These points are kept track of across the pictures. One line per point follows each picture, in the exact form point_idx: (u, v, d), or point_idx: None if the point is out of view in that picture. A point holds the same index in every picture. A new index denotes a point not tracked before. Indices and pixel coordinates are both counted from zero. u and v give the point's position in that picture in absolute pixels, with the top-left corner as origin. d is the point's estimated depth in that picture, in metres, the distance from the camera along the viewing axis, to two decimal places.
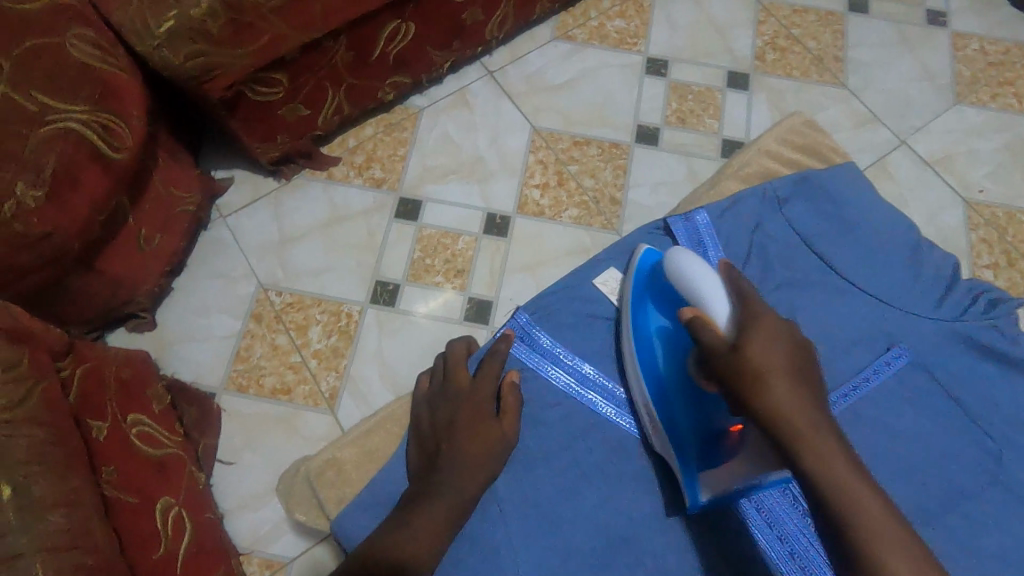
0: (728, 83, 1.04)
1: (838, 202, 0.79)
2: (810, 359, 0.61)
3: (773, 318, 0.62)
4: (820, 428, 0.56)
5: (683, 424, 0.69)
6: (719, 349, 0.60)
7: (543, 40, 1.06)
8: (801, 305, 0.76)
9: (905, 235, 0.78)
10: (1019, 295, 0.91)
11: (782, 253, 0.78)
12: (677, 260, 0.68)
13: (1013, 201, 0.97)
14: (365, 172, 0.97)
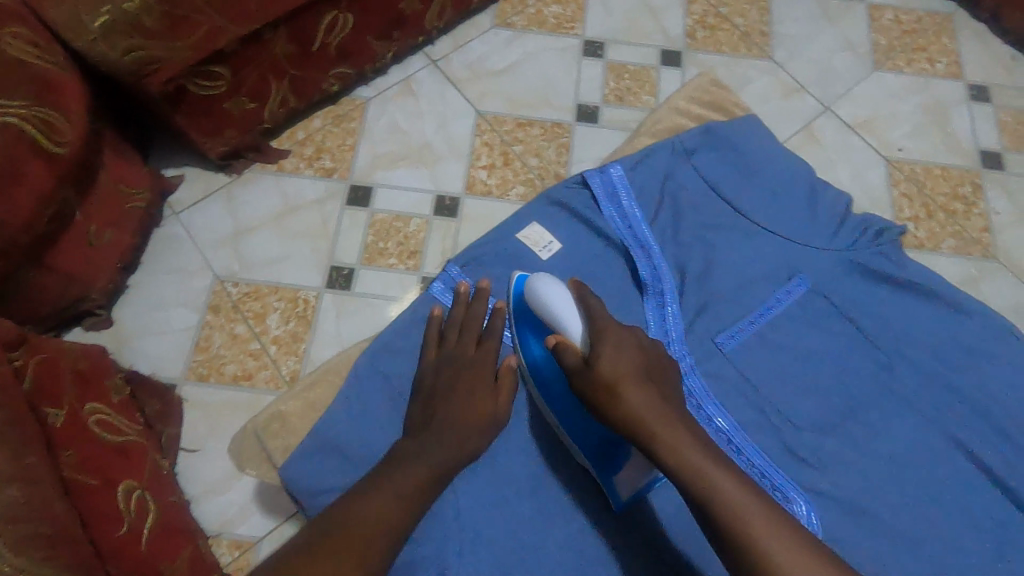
0: (663, 61, 1.09)
1: (740, 149, 0.85)
2: (661, 361, 0.69)
3: (623, 331, 0.69)
4: (671, 423, 0.63)
5: (585, 433, 0.74)
6: (578, 368, 0.68)
7: (484, 28, 1.10)
8: (710, 245, 0.80)
9: (801, 176, 0.83)
10: (939, 244, 0.97)
11: (694, 200, 0.82)
12: (529, 292, 0.74)
13: (931, 158, 1.03)
14: (315, 163, 0.99)
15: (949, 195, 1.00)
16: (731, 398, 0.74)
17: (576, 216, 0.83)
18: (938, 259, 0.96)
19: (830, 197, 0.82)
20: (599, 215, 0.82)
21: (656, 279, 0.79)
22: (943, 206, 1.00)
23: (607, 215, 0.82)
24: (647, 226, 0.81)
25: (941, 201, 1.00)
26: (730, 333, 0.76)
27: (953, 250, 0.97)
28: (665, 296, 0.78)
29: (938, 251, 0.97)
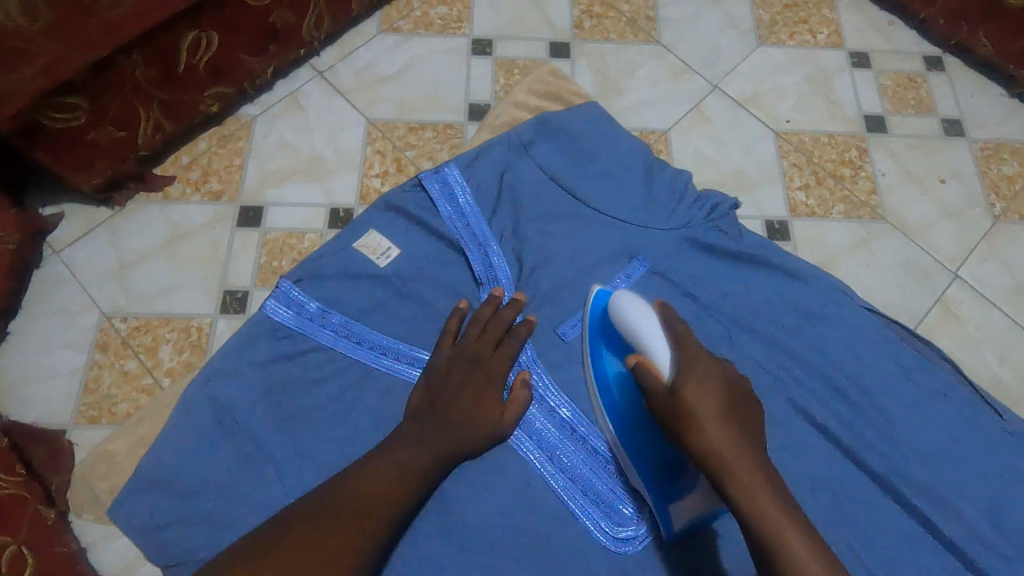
0: (551, 53, 1.09)
1: (576, 134, 0.80)
2: (749, 400, 0.63)
3: (709, 358, 0.64)
4: (748, 464, 0.58)
5: (652, 456, 0.68)
6: (659, 392, 0.62)
7: (370, 35, 1.08)
8: (553, 233, 0.77)
9: (638, 156, 0.80)
10: (830, 209, 1.00)
11: (534, 192, 0.78)
12: (618, 301, 0.69)
13: (818, 127, 1.05)
14: (202, 187, 0.96)
15: (836, 161, 1.03)
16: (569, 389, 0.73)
17: (411, 215, 0.76)
18: (830, 225, 0.99)
19: (670, 176, 0.79)
20: (435, 214, 0.75)
21: (494, 272, 0.75)
22: (831, 173, 1.02)
23: (443, 212, 0.75)
24: (485, 220, 0.76)
25: (829, 167, 1.02)
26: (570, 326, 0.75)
27: (843, 215, 0.99)
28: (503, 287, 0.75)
29: (828, 217, 0.99)
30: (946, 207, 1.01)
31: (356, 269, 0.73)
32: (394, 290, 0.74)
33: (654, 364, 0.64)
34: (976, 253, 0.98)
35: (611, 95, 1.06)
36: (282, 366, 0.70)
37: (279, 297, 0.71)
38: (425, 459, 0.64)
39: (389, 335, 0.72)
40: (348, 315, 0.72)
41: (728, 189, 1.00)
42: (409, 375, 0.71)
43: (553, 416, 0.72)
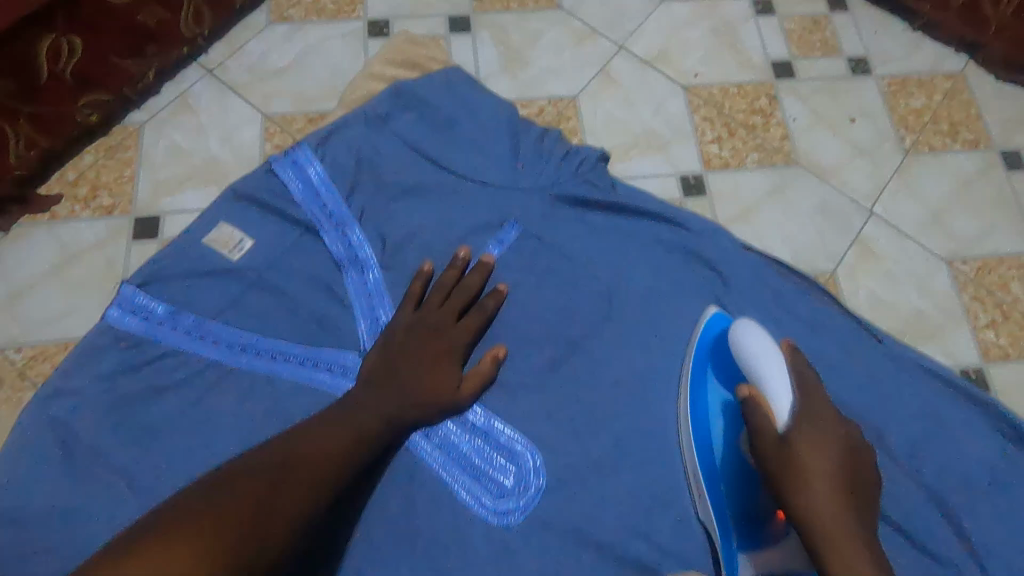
0: (451, 29, 1.05)
1: (434, 103, 0.76)
2: (871, 475, 0.58)
3: (833, 420, 0.59)
4: (853, 534, 0.53)
5: (739, 500, 0.64)
6: (767, 439, 0.58)
7: (260, 27, 1.03)
8: (424, 209, 0.72)
9: (504, 119, 0.76)
10: (744, 159, 0.99)
11: (402, 170, 0.73)
12: (739, 334, 0.63)
13: (726, 78, 1.04)
14: (91, 202, 0.91)
15: (747, 111, 1.02)
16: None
17: (267, 209, 0.71)
18: (746, 174, 0.98)
19: (537, 136, 0.77)
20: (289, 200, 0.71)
21: (352, 251, 0.70)
22: (743, 123, 1.01)
23: (296, 195, 0.71)
24: (341, 198, 0.71)
25: (740, 118, 1.01)
26: None
27: (757, 163, 0.99)
28: (366, 263, 0.70)
29: (742, 167, 0.98)
30: (857, 146, 1.01)
31: (206, 268, 0.69)
32: (250, 284, 0.69)
33: (768, 409, 0.59)
34: (889, 188, 0.98)
35: (516, 65, 1.04)
36: (129, 378, 0.65)
37: (122, 303, 0.67)
38: (372, 431, 0.59)
39: (244, 331, 0.67)
40: (201, 315, 0.68)
41: (641, 150, 0.99)
42: (268, 368, 0.66)
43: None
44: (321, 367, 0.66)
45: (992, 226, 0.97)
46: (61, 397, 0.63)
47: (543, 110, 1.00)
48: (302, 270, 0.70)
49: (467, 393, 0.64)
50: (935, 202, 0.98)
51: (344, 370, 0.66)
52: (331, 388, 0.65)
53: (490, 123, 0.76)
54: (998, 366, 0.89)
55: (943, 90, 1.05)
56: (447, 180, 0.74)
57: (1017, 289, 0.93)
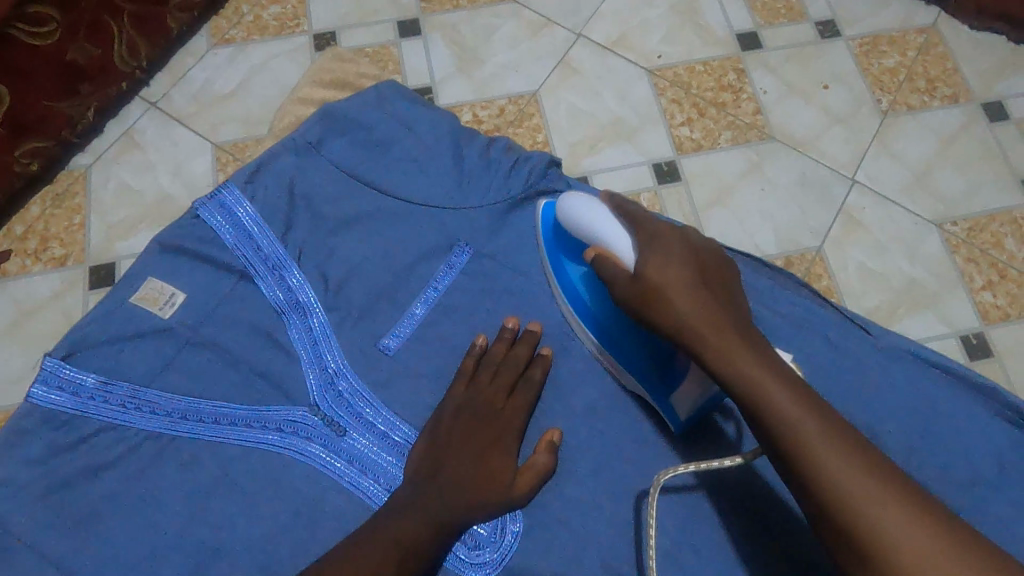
0: (401, 34, 1.01)
1: (367, 124, 0.72)
2: (720, 267, 0.60)
3: (669, 232, 0.61)
4: (725, 326, 0.55)
5: (639, 355, 0.64)
6: (620, 278, 0.59)
7: (201, 52, 0.99)
8: (377, 236, 0.69)
9: (444, 131, 0.72)
10: (717, 139, 0.95)
11: (354, 194, 0.70)
12: (567, 207, 0.64)
13: (691, 56, 1.00)
14: (42, 255, 0.87)
15: (715, 88, 0.98)
16: (405, 406, 0.65)
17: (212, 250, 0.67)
18: (720, 154, 0.94)
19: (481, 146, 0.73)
20: (221, 248, 0.67)
21: (292, 296, 0.66)
22: (713, 101, 0.97)
23: (226, 241, 0.67)
24: (276, 241, 0.67)
25: (709, 96, 0.97)
26: (395, 336, 0.67)
27: (731, 142, 0.95)
28: (308, 309, 0.66)
29: (715, 148, 0.94)
30: (832, 113, 0.97)
31: (137, 330, 0.65)
32: (186, 342, 0.65)
33: (614, 257, 0.60)
34: (869, 153, 0.94)
35: (472, 64, 0.99)
36: (72, 451, 0.61)
37: (47, 378, 0.62)
38: (420, 540, 0.55)
39: (184, 394, 0.64)
40: (135, 381, 0.64)
41: (609, 140, 0.95)
42: (213, 433, 0.63)
43: (385, 441, 0.63)
44: (272, 426, 0.63)
45: (980, 182, 0.93)
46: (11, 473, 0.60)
47: (503, 110, 0.96)
48: (249, 315, 0.66)
49: (522, 489, 0.59)
50: (919, 163, 0.94)
51: (294, 428, 0.63)
52: (281, 449, 0.62)
53: (429, 137, 0.72)
54: (999, 327, 0.86)
55: (916, 45, 1.01)
56: (388, 206, 0.70)
57: (1011, 245, 0.90)
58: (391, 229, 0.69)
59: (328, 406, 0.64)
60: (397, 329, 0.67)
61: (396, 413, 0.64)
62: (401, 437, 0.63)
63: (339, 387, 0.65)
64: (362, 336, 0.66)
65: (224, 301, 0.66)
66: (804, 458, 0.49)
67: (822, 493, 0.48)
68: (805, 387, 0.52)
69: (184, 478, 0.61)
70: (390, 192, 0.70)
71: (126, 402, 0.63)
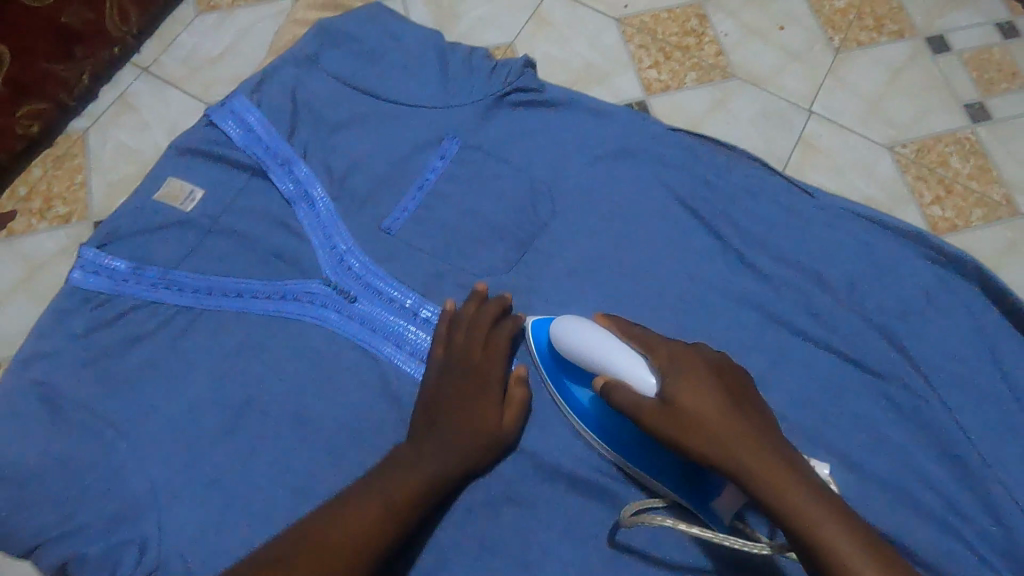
0: None
1: (357, 36, 0.77)
2: (741, 381, 0.58)
3: (682, 349, 0.59)
4: (766, 460, 0.52)
5: (670, 470, 0.62)
6: (643, 409, 0.56)
7: (188, 19, 1.03)
8: (371, 157, 0.73)
9: (429, 42, 0.77)
10: (683, 80, 1.01)
11: (346, 122, 0.74)
12: (565, 337, 0.62)
13: (656, 4, 1.06)
14: (47, 214, 0.91)
15: (679, 34, 1.04)
16: (409, 278, 0.69)
17: (224, 162, 0.72)
18: (686, 93, 1.01)
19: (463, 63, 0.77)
20: (233, 148, 0.72)
21: (301, 187, 0.71)
22: (677, 45, 1.03)
23: (237, 141, 0.72)
24: (283, 138, 0.73)
25: (674, 41, 1.04)
26: (393, 218, 0.71)
27: (696, 82, 1.01)
28: (315, 197, 0.71)
29: (682, 88, 1.01)
30: (789, 51, 1.04)
31: (161, 222, 0.70)
32: (208, 230, 0.70)
33: (628, 385, 0.58)
34: (825, 86, 1.01)
35: (449, 21, 1.05)
36: (99, 356, 0.66)
37: (85, 263, 0.68)
38: (417, 476, 0.58)
39: (208, 274, 0.69)
40: (164, 265, 0.69)
41: (583, 85, 1.01)
42: (237, 304, 0.68)
43: (396, 307, 0.68)
44: (292, 297, 0.68)
45: (928, 107, 1.01)
46: (41, 389, 0.65)
47: None
48: (262, 208, 0.71)
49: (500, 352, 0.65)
50: (870, 93, 1.01)
51: (310, 299, 0.68)
52: (301, 316, 0.68)
53: (414, 46, 0.77)
54: (948, 237, 0.93)
55: None
56: (380, 110, 0.75)
57: (956, 163, 0.97)
58: (382, 150, 0.74)
59: (341, 279, 0.69)
60: (396, 211, 0.71)
61: (401, 283, 0.69)
62: (412, 303, 0.69)
63: (349, 263, 0.69)
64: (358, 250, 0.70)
65: (234, 219, 0.71)
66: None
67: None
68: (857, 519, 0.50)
69: (212, 363, 0.66)
70: (378, 117, 0.75)
71: (157, 283, 0.69)
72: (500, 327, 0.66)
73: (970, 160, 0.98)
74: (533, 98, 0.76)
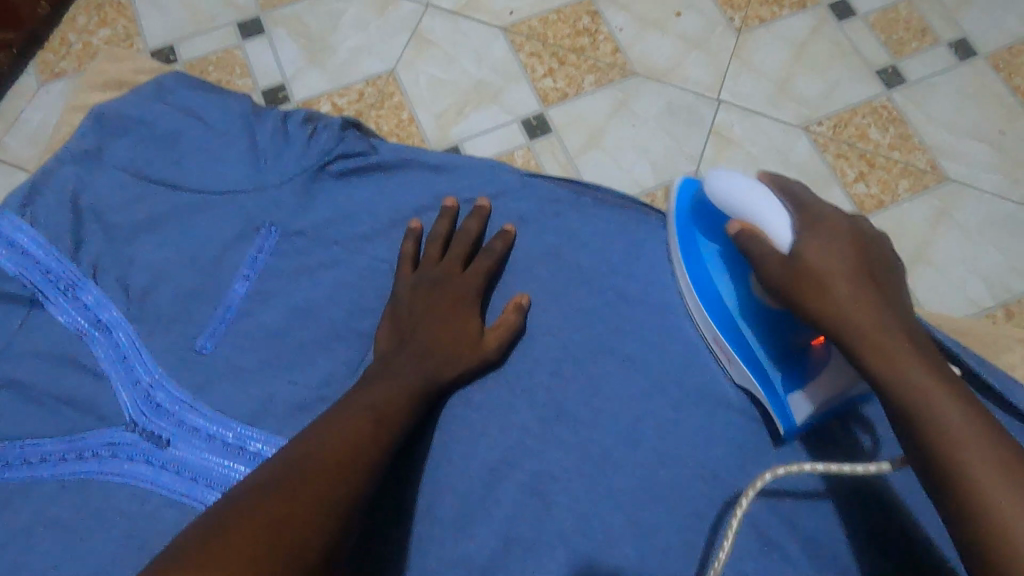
0: (244, 35, 0.97)
1: (156, 119, 0.70)
2: (891, 262, 0.56)
3: (839, 216, 0.57)
4: (890, 336, 0.51)
5: (762, 356, 0.61)
6: (768, 261, 0.56)
7: (31, 92, 0.93)
8: (204, 265, 0.66)
9: (241, 116, 0.71)
10: (581, 86, 0.94)
11: (185, 212, 0.68)
12: (711, 183, 0.61)
13: (543, 7, 0.99)
14: None
15: (572, 35, 0.97)
16: (236, 403, 0.62)
17: (2, 296, 0.64)
18: (584, 101, 0.94)
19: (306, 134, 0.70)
20: (9, 279, 0.64)
21: (91, 315, 0.63)
22: (571, 48, 0.96)
23: (8, 270, 0.64)
24: (63, 259, 0.64)
25: (567, 44, 0.97)
26: (208, 335, 0.64)
27: (595, 85, 0.94)
28: (111, 325, 0.63)
29: (580, 94, 0.94)
30: (689, 39, 0.97)
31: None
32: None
33: (763, 233, 0.57)
34: (729, 72, 0.95)
35: (323, 54, 0.96)
36: None
37: None
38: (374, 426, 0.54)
39: None
40: None
41: (475, 105, 0.93)
42: (26, 474, 0.60)
43: (215, 443, 0.60)
44: (92, 452, 0.60)
45: (838, 79, 0.95)
46: None
47: (362, 94, 0.94)
48: (48, 344, 0.63)
49: (491, 345, 0.63)
50: (778, 73, 0.95)
51: (113, 450, 0.60)
52: (103, 474, 0.60)
53: (225, 122, 0.70)
54: (875, 216, 0.88)
55: None
56: (203, 205, 0.68)
57: (876, 134, 0.92)
58: (236, 230, 0.67)
59: (149, 420, 0.61)
60: (211, 328, 0.64)
61: (224, 412, 0.61)
62: (235, 436, 0.60)
63: (157, 398, 0.62)
64: (209, 357, 0.63)
65: (27, 365, 0.63)
66: (963, 490, 0.45)
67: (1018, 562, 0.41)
68: (998, 435, 0.46)
69: (11, 539, 0.58)
70: (209, 212, 0.67)
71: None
72: (485, 250, 0.68)
73: (889, 130, 0.93)
74: (360, 161, 0.71)
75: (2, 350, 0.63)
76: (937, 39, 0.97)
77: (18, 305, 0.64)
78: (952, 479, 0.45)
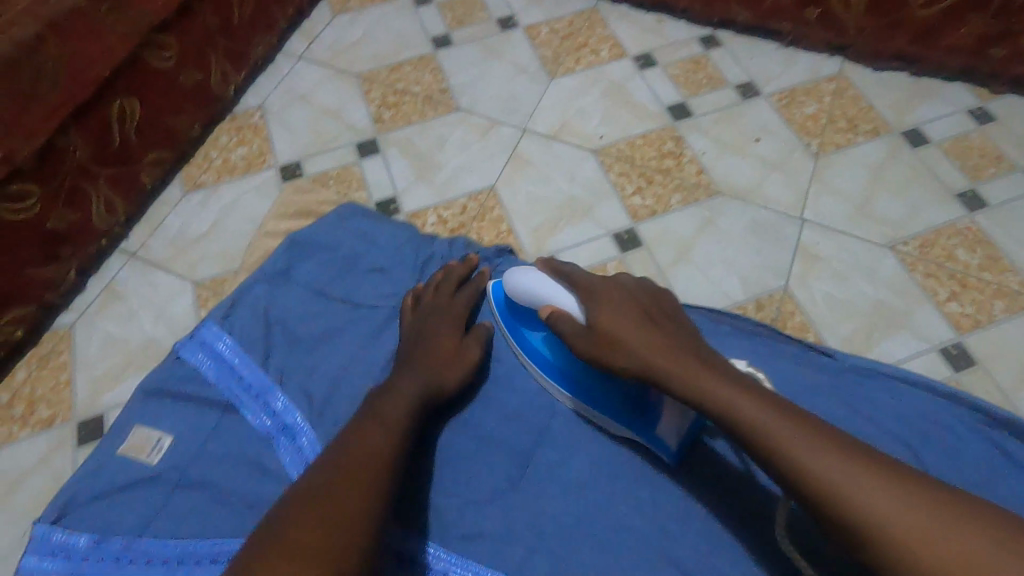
0: (361, 154, 1.09)
1: (332, 245, 0.84)
2: (661, 306, 0.65)
3: (607, 283, 0.67)
4: (683, 360, 0.57)
5: (615, 407, 0.69)
6: (578, 330, 0.64)
7: (175, 201, 1.05)
8: (371, 373, 0.75)
9: (403, 243, 0.85)
10: (669, 203, 1.01)
11: (354, 324, 0.79)
12: (509, 282, 0.71)
13: (628, 133, 1.08)
14: (30, 419, 0.87)
15: (658, 157, 1.05)
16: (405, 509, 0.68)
17: (200, 400, 0.73)
18: (672, 216, 1.00)
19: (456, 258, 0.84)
20: (208, 385, 0.74)
21: (278, 419, 0.72)
22: (657, 168, 1.04)
23: (210, 377, 0.74)
24: (257, 369, 0.75)
25: (654, 164, 1.04)
26: None
27: (682, 203, 1.01)
28: (295, 429, 0.71)
29: (669, 210, 1.00)
30: (768, 162, 1.04)
31: (124, 478, 0.69)
32: (177, 482, 0.69)
33: (563, 312, 0.65)
34: (811, 193, 1.00)
35: (430, 171, 1.06)
36: None
37: (42, 546, 0.65)
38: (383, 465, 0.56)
39: (176, 538, 0.66)
40: (128, 533, 0.67)
41: (569, 220, 1.00)
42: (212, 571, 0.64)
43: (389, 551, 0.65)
44: None
45: (919, 201, 0.99)
46: None
47: (465, 207, 1.02)
48: (234, 446, 0.71)
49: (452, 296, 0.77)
50: (857, 194, 1.00)
51: None
52: None
53: (391, 249, 0.84)
54: (974, 336, 0.88)
55: (830, 92, 1.11)
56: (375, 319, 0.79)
57: (964, 255, 0.94)
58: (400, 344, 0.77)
59: None
60: None
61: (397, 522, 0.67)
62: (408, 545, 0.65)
63: None
64: None
65: (206, 465, 0.70)
66: (816, 494, 0.46)
67: (845, 516, 0.45)
68: (804, 418, 0.51)
69: None
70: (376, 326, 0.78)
71: (122, 557, 0.66)
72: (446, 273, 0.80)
73: (977, 251, 0.94)
74: None
75: (184, 445, 0.71)
76: (1013, 165, 1.01)
77: (211, 407, 0.73)
78: (802, 489, 0.47)
